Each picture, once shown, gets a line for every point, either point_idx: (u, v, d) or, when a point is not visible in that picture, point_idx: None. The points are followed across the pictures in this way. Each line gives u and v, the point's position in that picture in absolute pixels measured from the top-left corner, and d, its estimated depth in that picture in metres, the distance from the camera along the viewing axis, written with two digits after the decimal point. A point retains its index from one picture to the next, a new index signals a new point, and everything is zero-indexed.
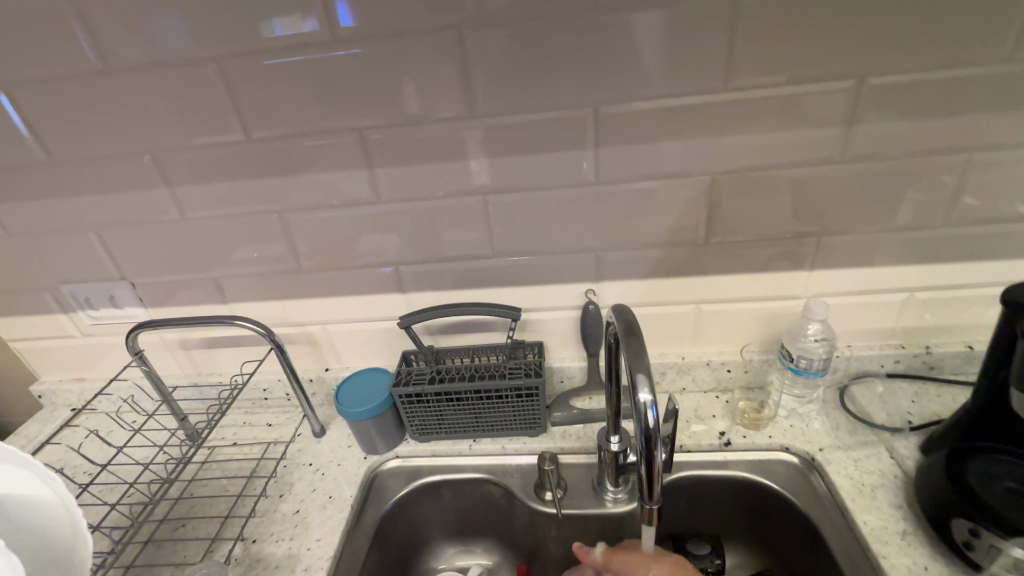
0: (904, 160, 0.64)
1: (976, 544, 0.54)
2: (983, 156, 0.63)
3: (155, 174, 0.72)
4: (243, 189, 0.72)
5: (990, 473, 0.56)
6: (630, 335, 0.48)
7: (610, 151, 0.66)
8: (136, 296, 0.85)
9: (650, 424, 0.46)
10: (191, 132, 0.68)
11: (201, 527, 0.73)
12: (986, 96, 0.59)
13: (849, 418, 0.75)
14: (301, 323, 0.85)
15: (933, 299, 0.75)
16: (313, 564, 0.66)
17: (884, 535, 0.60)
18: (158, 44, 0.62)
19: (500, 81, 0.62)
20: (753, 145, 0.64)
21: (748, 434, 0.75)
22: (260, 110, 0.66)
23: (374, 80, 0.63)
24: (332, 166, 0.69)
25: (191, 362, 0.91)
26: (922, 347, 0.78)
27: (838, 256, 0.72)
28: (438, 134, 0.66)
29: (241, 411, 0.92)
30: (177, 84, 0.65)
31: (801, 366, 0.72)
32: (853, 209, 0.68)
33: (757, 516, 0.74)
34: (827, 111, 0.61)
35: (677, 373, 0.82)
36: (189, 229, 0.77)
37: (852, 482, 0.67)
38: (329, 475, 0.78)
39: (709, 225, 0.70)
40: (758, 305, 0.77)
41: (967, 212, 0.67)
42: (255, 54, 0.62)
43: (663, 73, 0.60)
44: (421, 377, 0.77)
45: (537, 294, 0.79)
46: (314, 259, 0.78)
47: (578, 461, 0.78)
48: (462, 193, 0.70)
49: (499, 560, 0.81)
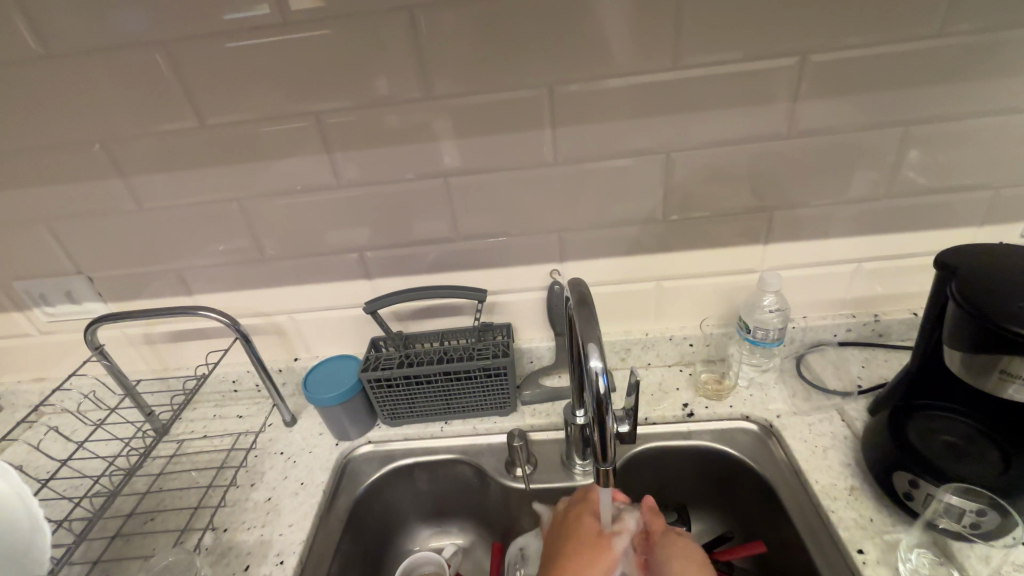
0: (848, 135, 0.67)
1: (915, 494, 0.57)
2: (919, 129, 0.66)
3: (107, 164, 0.70)
4: (201, 178, 0.71)
5: (927, 429, 0.60)
6: (583, 307, 0.50)
7: (567, 131, 0.67)
8: (94, 291, 0.83)
9: (602, 391, 0.48)
10: (143, 120, 0.67)
11: (170, 519, 0.72)
12: (919, 71, 0.62)
13: (804, 385, 0.79)
14: (268, 313, 0.85)
15: (879, 269, 0.79)
16: (286, 548, 0.67)
17: (832, 491, 0.64)
18: (102, 28, 0.61)
19: (456, 63, 0.62)
20: (705, 123, 0.66)
21: (710, 405, 0.78)
22: (214, 95, 0.65)
23: (329, 63, 0.62)
24: (291, 152, 0.69)
25: (155, 356, 0.89)
26: (871, 315, 0.82)
27: (790, 230, 0.75)
28: (397, 117, 0.66)
29: (209, 403, 0.91)
30: (126, 70, 0.63)
31: (758, 337, 0.75)
32: (803, 184, 0.71)
33: (722, 482, 0.76)
34: (773, 87, 0.63)
35: (642, 349, 0.85)
36: (146, 221, 0.75)
37: (806, 445, 0.70)
38: (300, 463, 0.78)
39: (667, 203, 0.72)
40: (716, 280, 0.80)
41: (908, 183, 0.70)
42: (205, 37, 0.61)
43: (615, 52, 0.61)
44: (389, 362, 0.77)
45: (503, 276, 0.80)
46: (278, 247, 0.77)
47: (549, 438, 0.80)
48: (423, 177, 0.71)
49: (475, 539, 0.82)
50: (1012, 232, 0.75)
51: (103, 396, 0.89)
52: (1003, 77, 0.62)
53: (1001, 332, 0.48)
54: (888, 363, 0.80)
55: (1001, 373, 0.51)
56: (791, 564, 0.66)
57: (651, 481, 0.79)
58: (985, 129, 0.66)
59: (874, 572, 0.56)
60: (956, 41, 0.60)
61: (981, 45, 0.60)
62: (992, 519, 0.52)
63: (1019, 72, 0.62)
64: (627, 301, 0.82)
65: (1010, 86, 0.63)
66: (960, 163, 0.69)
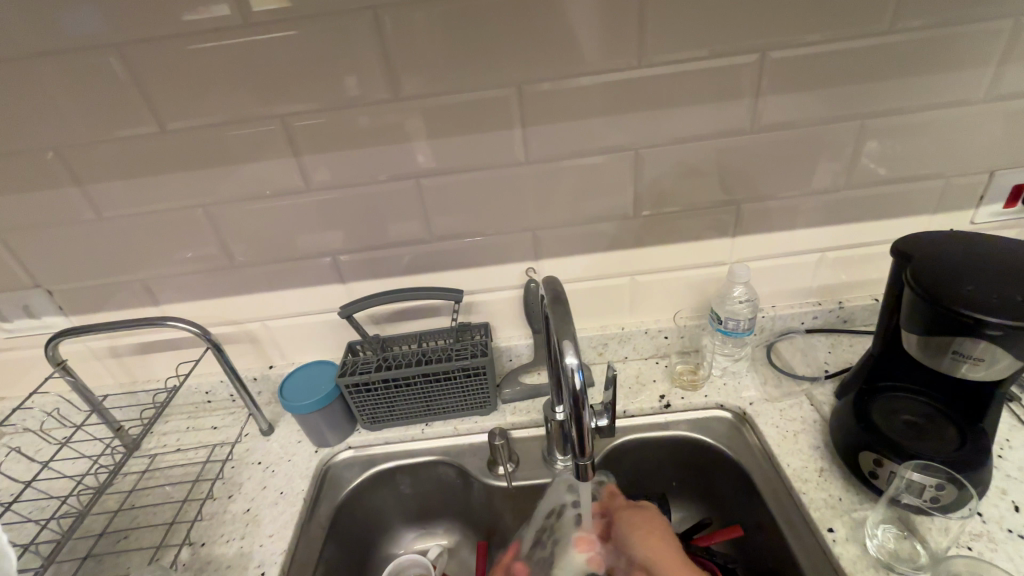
0: (808, 128, 0.69)
1: (879, 472, 0.60)
2: (875, 123, 0.69)
3: (63, 172, 0.68)
4: (163, 184, 0.69)
5: (890, 409, 0.64)
6: (557, 303, 0.50)
7: (538, 130, 0.67)
8: (53, 305, 0.80)
9: (578, 387, 0.48)
10: (98, 126, 0.64)
11: (144, 536, 0.71)
12: (873, 64, 0.64)
13: (775, 372, 0.81)
14: (240, 320, 0.83)
15: (843, 258, 0.82)
16: (266, 560, 0.66)
17: (804, 474, 0.67)
18: (52, 31, 0.58)
19: (424, 62, 0.62)
20: (671, 120, 0.67)
21: (686, 395, 0.80)
22: (175, 99, 0.63)
23: (294, 66, 0.61)
24: (257, 156, 0.67)
25: (122, 369, 0.87)
26: (836, 302, 0.85)
27: (757, 222, 0.77)
28: (365, 118, 0.65)
29: (182, 415, 0.89)
30: (80, 73, 0.61)
31: (730, 327, 0.77)
32: (767, 177, 0.73)
33: (699, 470, 0.78)
34: (736, 83, 0.65)
35: (618, 343, 0.86)
36: (107, 230, 0.73)
37: (777, 430, 0.73)
38: (279, 471, 0.77)
39: (638, 199, 0.74)
40: (688, 273, 0.81)
41: (866, 174, 0.73)
42: (163, 40, 0.59)
43: (582, 51, 0.62)
44: (367, 366, 0.76)
45: (480, 276, 0.80)
46: (248, 252, 0.75)
47: (530, 435, 0.80)
48: (395, 178, 0.70)
49: (460, 540, 0.82)
50: (964, 218, 0.78)
51: (68, 414, 0.86)
52: (951, 71, 0.65)
53: (951, 314, 0.50)
54: (853, 347, 0.84)
55: (953, 354, 0.53)
56: (766, 547, 0.68)
57: (632, 471, 0.80)
58: (935, 121, 0.69)
59: (843, 549, 0.58)
60: (908, 37, 0.63)
61: (930, 40, 0.63)
62: (949, 493, 0.55)
63: (964, 66, 0.65)
64: (602, 296, 0.83)
65: (957, 79, 0.66)
66: (915, 153, 0.72)
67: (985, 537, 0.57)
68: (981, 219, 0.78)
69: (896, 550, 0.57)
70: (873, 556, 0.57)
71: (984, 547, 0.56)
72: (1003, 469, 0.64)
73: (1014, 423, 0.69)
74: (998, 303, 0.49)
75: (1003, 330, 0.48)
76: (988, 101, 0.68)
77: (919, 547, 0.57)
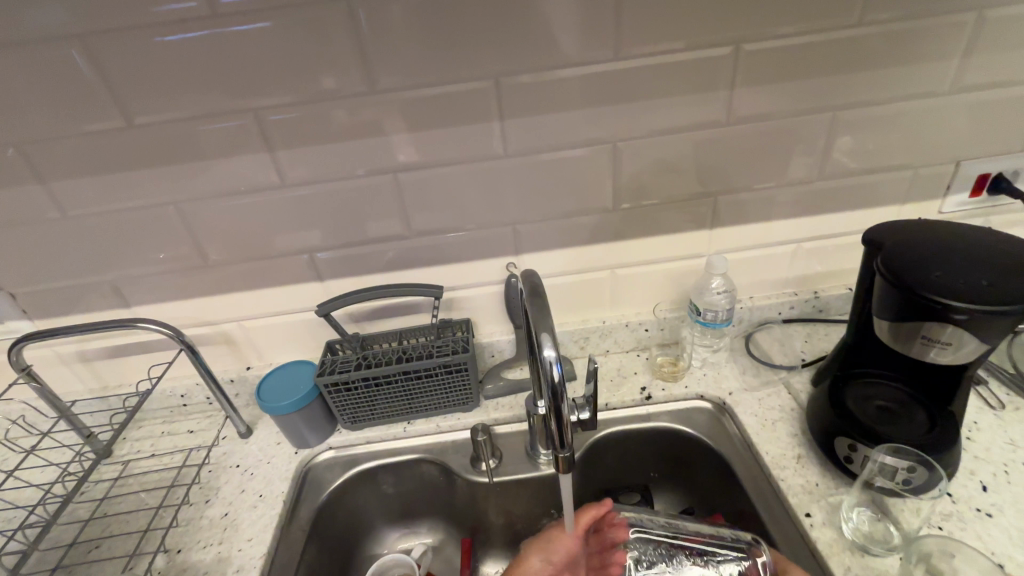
0: (782, 120, 0.70)
1: (854, 456, 0.61)
2: (846, 114, 0.70)
3: (25, 169, 0.65)
4: (132, 182, 0.67)
5: (863, 395, 0.65)
6: (535, 296, 0.50)
7: (517, 123, 0.67)
8: (18, 307, 0.77)
9: (556, 379, 0.48)
10: (63, 121, 0.62)
11: (117, 545, 0.69)
12: (844, 57, 0.65)
13: (754, 362, 0.82)
14: (215, 321, 0.81)
15: (817, 249, 0.83)
16: (246, 564, 0.65)
17: (782, 461, 0.68)
18: (10, 21, 0.56)
19: (400, 55, 0.61)
20: (649, 113, 0.67)
21: (667, 386, 0.81)
22: (143, 93, 0.61)
23: (267, 57, 0.60)
24: (231, 152, 0.66)
25: (91, 374, 0.84)
26: (811, 292, 0.87)
27: (733, 214, 0.78)
28: (341, 113, 0.64)
29: (156, 421, 0.86)
30: (40, 66, 0.59)
31: (709, 318, 0.78)
32: (743, 169, 0.74)
33: (682, 460, 0.79)
34: (712, 76, 0.65)
35: (600, 336, 0.86)
36: (74, 229, 0.70)
37: (757, 418, 0.74)
38: (258, 474, 0.75)
39: (617, 192, 0.74)
40: (667, 266, 0.82)
41: (838, 166, 0.75)
42: (130, 31, 0.57)
43: (560, 44, 0.62)
44: (346, 365, 0.75)
45: (460, 272, 0.79)
46: (222, 251, 0.74)
47: (512, 430, 0.80)
48: (372, 174, 0.69)
49: (444, 537, 0.82)
50: (932, 208, 0.80)
51: (35, 421, 0.83)
52: (919, 63, 0.67)
53: (920, 299, 0.52)
54: (828, 336, 0.86)
55: (922, 339, 0.54)
56: None
57: (616, 464, 0.81)
58: (904, 113, 0.71)
59: (820, 533, 0.60)
60: (875, 30, 0.64)
61: (898, 32, 0.64)
62: (921, 475, 0.57)
63: (931, 59, 0.66)
64: (583, 291, 0.83)
65: (925, 71, 0.67)
66: (884, 145, 0.73)
67: (954, 517, 0.59)
68: (949, 208, 0.80)
69: (871, 531, 0.59)
70: (849, 539, 0.58)
71: (954, 526, 0.58)
72: (972, 450, 0.65)
73: (981, 406, 0.71)
74: (966, 289, 0.50)
75: (969, 314, 0.49)
76: (954, 93, 0.69)
77: (893, 528, 0.58)
